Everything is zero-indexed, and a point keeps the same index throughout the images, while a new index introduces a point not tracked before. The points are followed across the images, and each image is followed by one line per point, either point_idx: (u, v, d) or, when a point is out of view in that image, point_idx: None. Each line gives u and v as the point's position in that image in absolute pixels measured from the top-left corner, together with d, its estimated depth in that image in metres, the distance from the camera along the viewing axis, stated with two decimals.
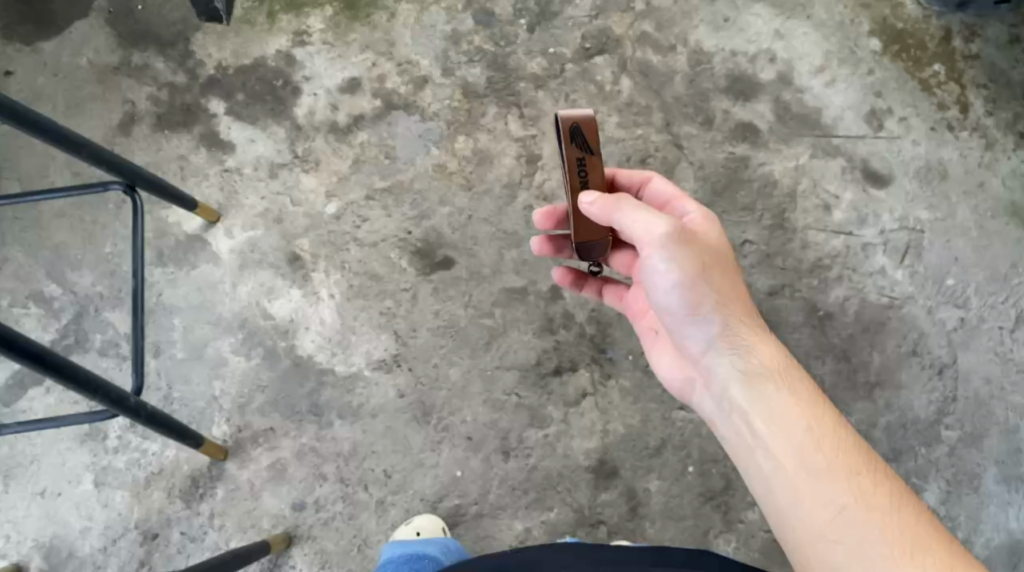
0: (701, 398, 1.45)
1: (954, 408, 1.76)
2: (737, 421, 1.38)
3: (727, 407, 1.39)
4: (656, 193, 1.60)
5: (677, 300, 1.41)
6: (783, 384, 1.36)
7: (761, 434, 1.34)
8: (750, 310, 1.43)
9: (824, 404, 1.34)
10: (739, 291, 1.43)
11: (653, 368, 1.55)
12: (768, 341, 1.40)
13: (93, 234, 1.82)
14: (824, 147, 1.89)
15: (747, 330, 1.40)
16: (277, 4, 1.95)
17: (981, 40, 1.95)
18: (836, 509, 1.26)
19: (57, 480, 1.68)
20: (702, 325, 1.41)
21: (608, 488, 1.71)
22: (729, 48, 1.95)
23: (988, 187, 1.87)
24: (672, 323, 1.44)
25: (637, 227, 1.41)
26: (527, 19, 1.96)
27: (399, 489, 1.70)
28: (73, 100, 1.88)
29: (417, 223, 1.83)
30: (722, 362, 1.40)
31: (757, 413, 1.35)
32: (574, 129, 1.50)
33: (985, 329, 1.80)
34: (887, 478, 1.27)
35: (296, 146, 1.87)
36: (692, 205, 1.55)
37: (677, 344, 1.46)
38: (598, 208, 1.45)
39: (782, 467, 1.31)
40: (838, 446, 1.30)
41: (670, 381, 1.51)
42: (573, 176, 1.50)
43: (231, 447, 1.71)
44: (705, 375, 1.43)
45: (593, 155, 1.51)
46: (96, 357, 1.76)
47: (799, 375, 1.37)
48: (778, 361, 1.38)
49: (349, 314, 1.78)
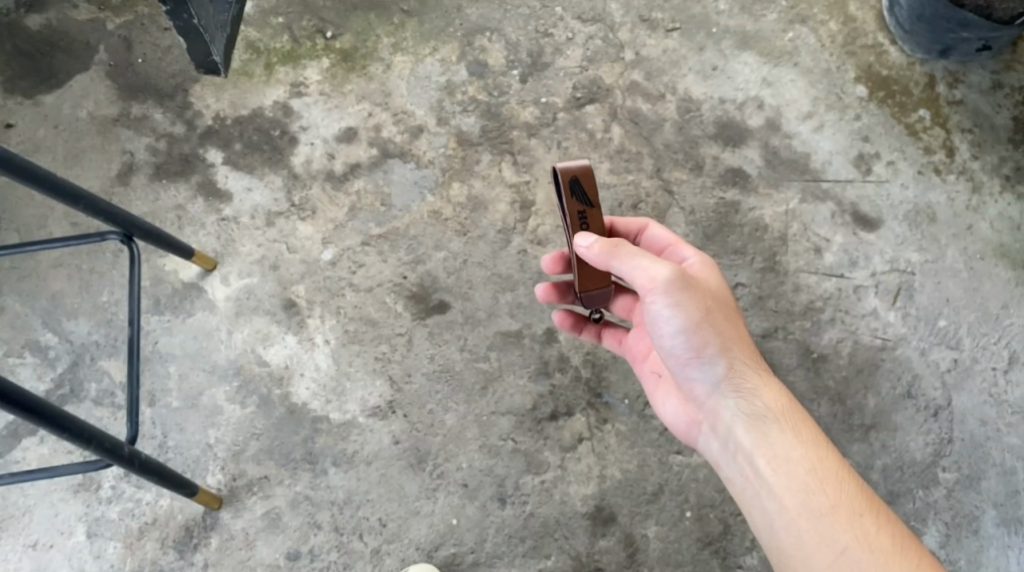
0: (706, 439, 1.48)
1: (951, 449, 1.75)
2: (742, 463, 1.40)
3: (731, 449, 1.42)
4: (654, 239, 1.62)
5: (681, 344, 1.42)
6: (787, 427, 1.38)
7: (765, 476, 1.37)
8: (753, 351, 1.45)
9: (826, 446, 1.38)
10: (742, 334, 1.44)
11: (657, 408, 1.57)
12: (772, 384, 1.42)
13: (90, 284, 1.83)
14: (814, 191, 1.92)
15: (751, 373, 1.42)
16: (275, 56, 1.99)
17: (964, 86, 2.01)
18: (838, 550, 1.28)
19: (49, 531, 1.67)
20: (706, 368, 1.43)
21: (605, 534, 1.69)
22: (718, 96, 1.99)
23: (977, 229, 1.90)
24: (677, 366, 1.45)
25: (639, 272, 1.41)
26: (519, 70, 2.00)
27: (394, 538, 1.68)
28: (72, 151, 1.90)
29: (413, 268, 1.84)
30: (726, 405, 1.43)
31: (762, 455, 1.38)
32: (574, 182, 1.51)
33: (979, 369, 1.80)
34: (889, 521, 1.30)
35: (293, 194, 1.89)
36: (690, 250, 1.56)
37: (681, 386, 1.48)
38: (597, 254, 1.44)
39: (786, 508, 1.34)
40: (841, 488, 1.33)
41: (674, 421, 1.54)
42: (576, 229, 1.51)
43: (225, 496, 1.70)
44: (711, 418, 1.45)
45: (593, 208, 1.52)
46: (90, 407, 1.76)
47: (802, 417, 1.39)
48: (782, 404, 1.40)
49: (344, 359, 1.78)
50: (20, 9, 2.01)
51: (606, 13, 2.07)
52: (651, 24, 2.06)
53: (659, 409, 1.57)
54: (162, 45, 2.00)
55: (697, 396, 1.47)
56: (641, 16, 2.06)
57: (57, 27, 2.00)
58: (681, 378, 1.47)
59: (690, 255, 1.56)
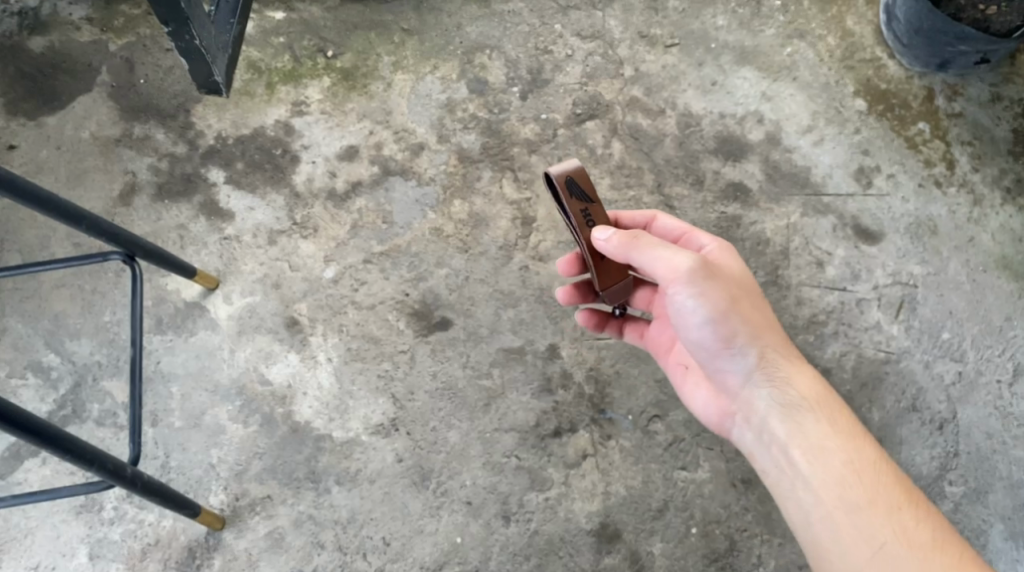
0: (740, 432, 1.49)
1: (957, 463, 1.74)
2: (776, 454, 1.41)
3: (765, 440, 1.43)
4: (664, 229, 1.63)
5: (710, 335, 1.44)
6: (821, 416, 1.39)
7: (800, 467, 1.37)
8: (783, 341, 1.46)
9: (863, 438, 1.37)
10: (772, 325, 1.46)
11: (687, 401, 1.59)
12: (803, 372, 1.43)
13: (92, 304, 1.83)
14: (815, 205, 1.92)
15: (783, 363, 1.43)
16: (276, 76, 2.00)
17: (963, 99, 2.02)
18: (878, 545, 1.28)
19: (51, 553, 1.66)
20: (736, 358, 1.45)
21: (610, 551, 1.68)
22: (718, 111, 2.00)
23: (978, 241, 1.90)
24: (708, 358, 1.47)
25: (660, 263, 1.43)
26: (520, 87, 2.01)
27: (398, 557, 1.67)
28: (74, 172, 1.91)
29: (415, 285, 1.84)
30: (759, 395, 1.44)
31: (797, 446, 1.38)
32: (570, 183, 1.51)
33: (983, 382, 1.80)
34: (929, 514, 1.29)
35: (295, 213, 1.89)
36: (707, 236, 1.58)
37: (713, 378, 1.50)
38: (615, 248, 1.46)
39: (823, 500, 1.34)
40: (879, 481, 1.33)
41: (704, 414, 1.55)
42: (583, 228, 1.53)
43: (228, 516, 1.69)
44: (743, 409, 1.46)
45: (593, 203, 1.53)
46: (93, 427, 1.75)
47: (837, 405, 1.40)
48: (816, 394, 1.41)
49: (347, 377, 1.78)
50: (23, 31, 2.02)
51: (605, 29, 2.08)
52: (650, 40, 2.07)
53: (689, 402, 1.58)
54: (163, 65, 2.01)
55: (729, 387, 1.48)
56: (640, 32, 2.07)
57: (59, 48, 2.01)
58: (711, 369, 1.48)
59: (705, 241, 1.57)
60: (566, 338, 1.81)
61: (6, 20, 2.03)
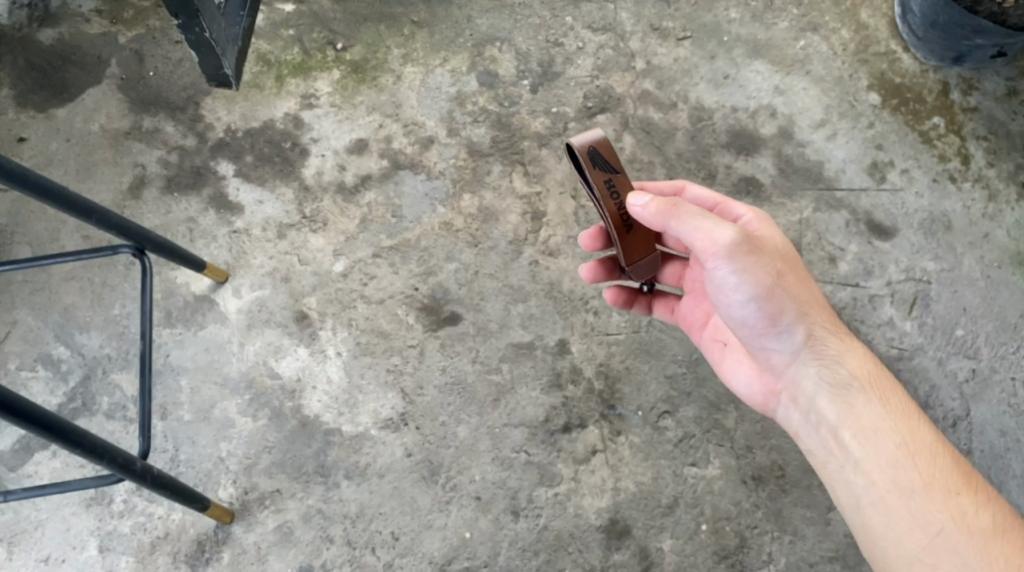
0: (786, 409, 1.48)
1: (970, 461, 1.73)
2: (826, 435, 1.40)
3: (815, 420, 1.42)
4: (694, 200, 1.61)
5: (756, 314, 1.42)
6: (873, 396, 1.38)
7: (851, 448, 1.36)
8: (830, 316, 1.45)
9: (917, 419, 1.36)
10: (820, 301, 1.44)
11: (726, 377, 1.57)
12: (853, 349, 1.42)
13: (102, 297, 1.83)
14: (828, 200, 1.90)
15: (833, 341, 1.42)
16: (286, 68, 2.00)
17: (978, 93, 2.00)
18: (935, 532, 1.27)
19: (61, 546, 1.67)
20: (783, 334, 1.43)
21: (619, 548, 1.68)
22: (730, 105, 1.98)
23: (993, 237, 1.88)
24: (755, 336, 1.45)
25: (702, 234, 1.37)
26: (530, 80, 2.00)
27: (407, 552, 1.67)
28: (84, 164, 1.90)
29: (424, 280, 1.83)
30: (808, 374, 1.43)
31: (849, 428, 1.37)
32: (593, 154, 1.49)
33: (998, 380, 1.78)
34: (989, 500, 1.28)
35: (304, 206, 1.89)
36: (742, 207, 1.55)
37: (758, 355, 1.48)
38: (650, 215, 1.41)
39: (876, 485, 1.33)
40: (935, 464, 1.32)
41: (745, 391, 1.54)
42: (607, 199, 1.51)
43: (237, 510, 1.69)
44: (791, 387, 1.45)
45: (619, 174, 1.50)
46: (103, 420, 1.76)
47: (888, 385, 1.39)
48: (866, 372, 1.40)
49: (356, 372, 1.77)
50: (33, 23, 2.02)
51: (616, 21, 2.06)
52: (662, 32, 2.05)
53: (729, 378, 1.57)
54: (173, 58, 2.00)
55: (775, 365, 1.47)
56: (652, 25, 2.06)
57: (69, 41, 2.00)
58: (757, 346, 1.47)
59: (743, 211, 1.54)
60: (576, 333, 1.80)
61: (16, 11, 2.03)
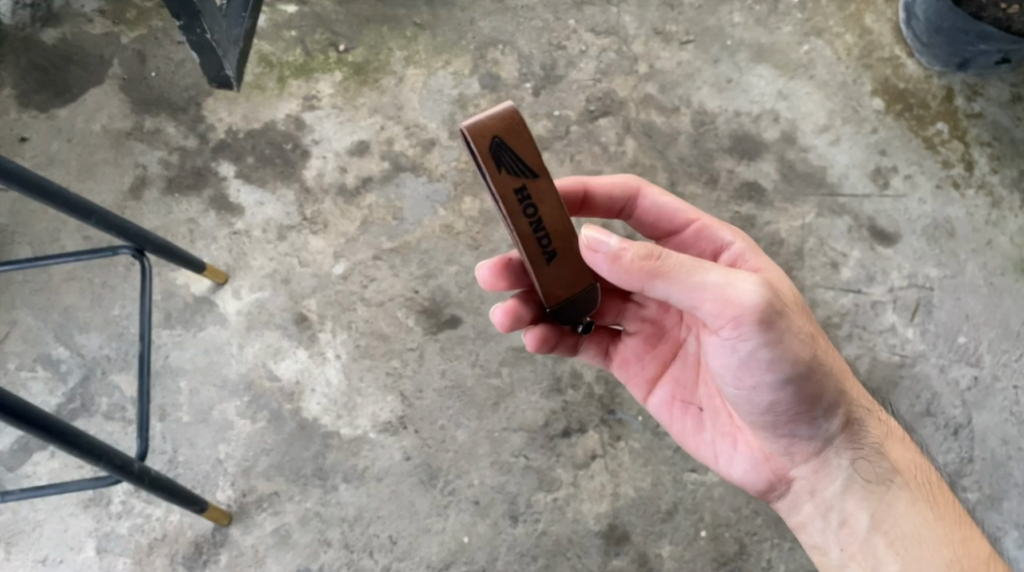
0: (800, 500, 1.37)
1: (972, 469, 1.72)
2: (851, 538, 1.32)
3: (840, 520, 1.34)
4: (654, 206, 1.46)
5: (788, 400, 1.29)
6: (914, 499, 1.31)
7: (886, 560, 1.29)
8: (864, 400, 1.36)
9: (962, 528, 1.30)
10: (854, 384, 1.35)
11: (712, 453, 1.44)
12: (889, 441, 1.36)
13: (102, 297, 1.83)
14: (830, 206, 1.89)
15: (869, 432, 1.34)
16: (287, 70, 1.99)
17: (983, 99, 1.99)
18: None
19: (59, 547, 1.66)
20: (818, 418, 1.31)
21: (618, 554, 1.67)
22: (733, 109, 1.97)
23: (996, 244, 1.87)
24: (781, 422, 1.32)
25: (727, 296, 1.19)
26: (532, 82, 1.99)
27: (405, 556, 1.66)
28: (85, 165, 1.90)
29: (424, 282, 1.83)
30: (841, 467, 1.33)
31: (886, 536, 1.30)
32: (500, 149, 1.20)
33: (1000, 388, 1.77)
34: None
35: (305, 208, 1.88)
36: (726, 231, 1.42)
37: (771, 439, 1.35)
38: (634, 270, 1.19)
39: None
40: None
41: (741, 474, 1.41)
42: (518, 212, 1.23)
43: (235, 512, 1.68)
44: (811, 478, 1.35)
45: (535, 178, 1.23)
46: (101, 421, 1.75)
47: (926, 487, 1.33)
48: (906, 467, 1.34)
49: (355, 374, 1.77)
50: (36, 23, 2.02)
51: (620, 25, 2.06)
52: (665, 36, 2.04)
53: (718, 455, 1.43)
54: (175, 58, 2.00)
55: (797, 450, 1.35)
56: (655, 29, 2.05)
57: (71, 41, 2.00)
58: (777, 430, 1.34)
59: (728, 236, 1.41)
60: None
61: (19, 11, 2.02)
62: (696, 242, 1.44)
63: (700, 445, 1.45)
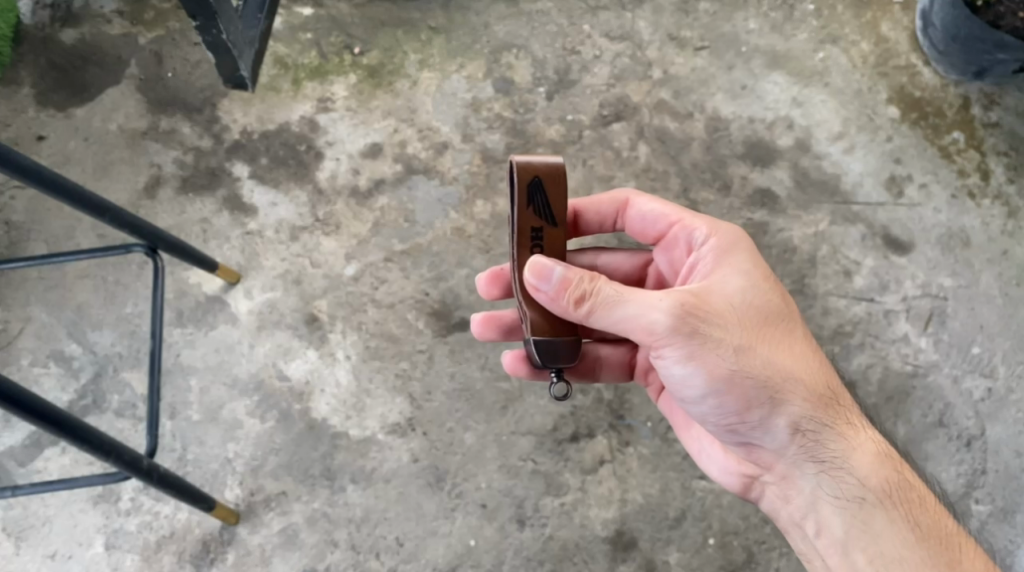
0: (775, 505, 1.38)
1: (984, 481, 1.70)
2: (829, 550, 1.29)
3: (815, 531, 1.31)
4: (641, 213, 1.48)
5: (734, 410, 1.29)
6: (893, 516, 1.26)
7: None
8: (835, 407, 1.31)
9: (949, 549, 1.24)
10: (821, 390, 1.31)
11: (695, 452, 1.48)
12: (863, 451, 1.30)
13: (115, 295, 1.84)
14: (844, 213, 1.88)
15: (838, 441, 1.29)
16: (302, 72, 2.00)
17: (1000, 108, 1.98)
18: None
19: (68, 542, 1.67)
20: (766, 431, 1.31)
21: (625, 560, 1.66)
22: (746, 116, 1.97)
23: (1012, 255, 1.86)
24: (736, 431, 1.33)
25: (639, 321, 1.24)
26: (546, 87, 2.00)
27: (410, 558, 1.66)
28: (101, 164, 1.91)
29: (435, 285, 1.83)
30: (810, 479, 1.31)
31: (863, 552, 1.26)
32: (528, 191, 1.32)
33: (1013, 399, 1.75)
34: None
35: (318, 209, 1.89)
36: (700, 228, 1.40)
37: (739, 447, 1.37)
38: (568, 305, 1.27)
39: None
40: None
41: (717, 474, 1.45)
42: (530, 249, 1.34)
43: (243, 511, 1.68)
44: (783, 485, 1.35)
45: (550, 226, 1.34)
46: (113, 418, 1.76)
47: (907, 499, 1.28)
48: (882, 479, 1.28)
49: (364, 375, 1.77)
50: (55, 23, 2.03)
51: (633, 30, 2.06)
52: (679, 42, 2.04)
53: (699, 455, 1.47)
54: (191, 59, 2.01)
55: (762, 458, 1.35)
56: (670, 34, 2.05)
57: (90, 41, 2.02)
58: (735, 438, 1.36)
59: (702, 235, 1.40)
60: None
61: (39, 10, 2.04)
62: (677, 243, 1.44)
63: (687, 442, 1.49)
